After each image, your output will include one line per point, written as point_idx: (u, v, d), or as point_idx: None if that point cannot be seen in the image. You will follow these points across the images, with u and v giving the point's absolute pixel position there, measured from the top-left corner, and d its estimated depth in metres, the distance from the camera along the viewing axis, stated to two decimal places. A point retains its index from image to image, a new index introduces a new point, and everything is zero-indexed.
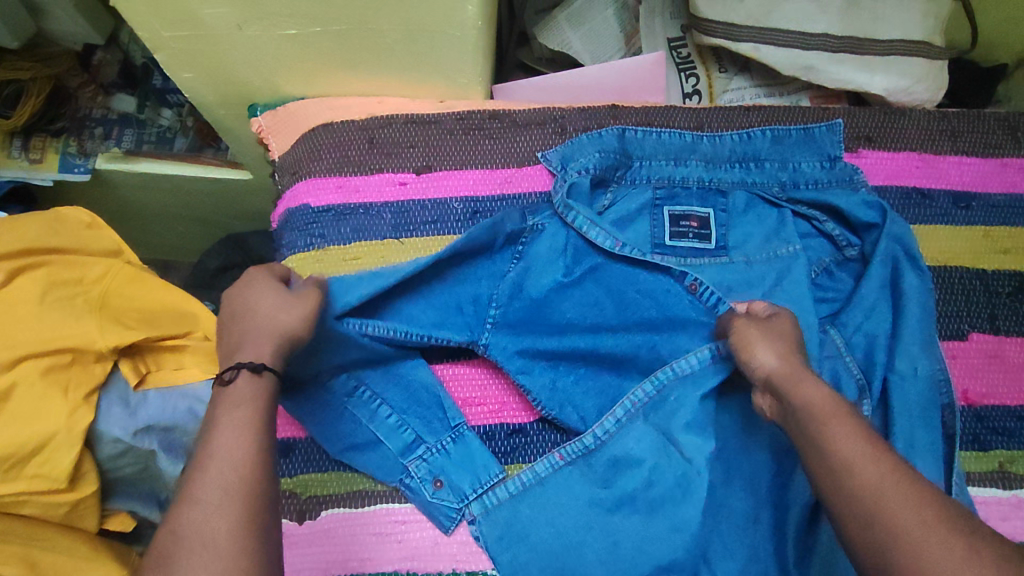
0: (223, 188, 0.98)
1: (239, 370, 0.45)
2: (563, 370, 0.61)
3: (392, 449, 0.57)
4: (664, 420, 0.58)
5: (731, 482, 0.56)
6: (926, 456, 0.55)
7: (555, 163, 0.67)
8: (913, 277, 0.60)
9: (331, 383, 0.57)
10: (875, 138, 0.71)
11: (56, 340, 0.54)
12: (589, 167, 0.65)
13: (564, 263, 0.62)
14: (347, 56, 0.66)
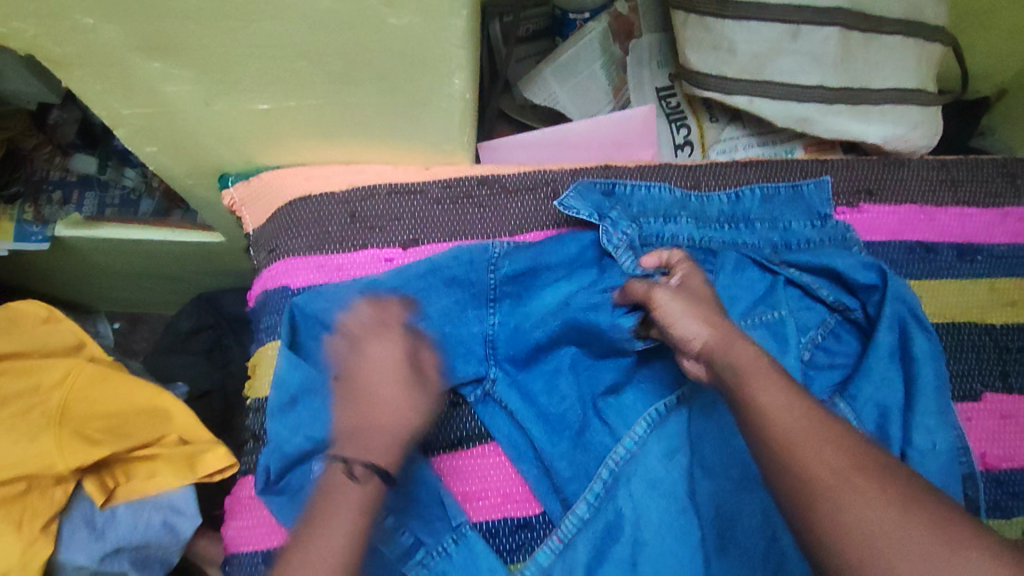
0: (197, 250, 0.93)
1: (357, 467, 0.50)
2: (554, 443, 0.58)
3: (389, 554, 0.53)
4: (665, 489, 0.57)
5: (728, 554, 0.55)
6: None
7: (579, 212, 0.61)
8: (922, 340, 0.59)
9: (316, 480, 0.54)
10: (875, 191, 0.69)
11: (9, 469, 0.51)
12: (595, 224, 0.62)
13: (547, 336, 0.61)
14: (325, 127, 0.62)
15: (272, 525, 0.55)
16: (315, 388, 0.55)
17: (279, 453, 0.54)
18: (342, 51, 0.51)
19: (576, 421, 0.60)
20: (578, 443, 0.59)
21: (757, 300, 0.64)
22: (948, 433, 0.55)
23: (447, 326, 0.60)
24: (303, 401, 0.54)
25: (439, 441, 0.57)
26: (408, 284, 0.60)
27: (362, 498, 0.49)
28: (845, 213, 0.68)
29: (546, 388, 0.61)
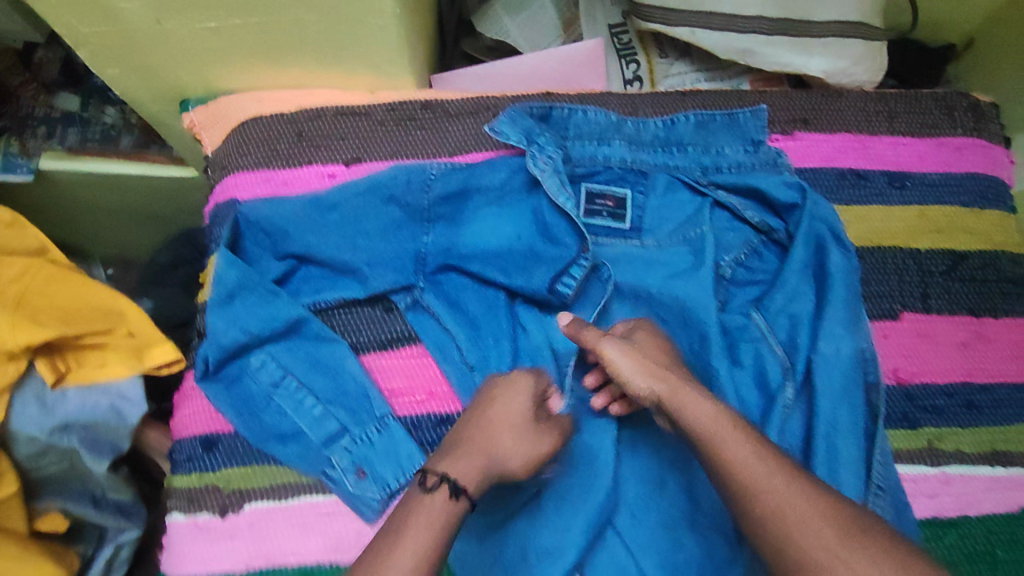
0: (171, 183, 0.99)
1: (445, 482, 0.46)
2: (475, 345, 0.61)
3: (315, 438, 0.57)
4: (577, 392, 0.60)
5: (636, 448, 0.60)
6: (847, 438, 0.55)
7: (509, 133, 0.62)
8: (838, 255, 0.60)
9: (252, 372, 0.59)
10: (811, 120, 0.70)
11: None
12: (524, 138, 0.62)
13: (475, 247, 0.62)
14: (271, 47, 0.65)
15: (209, 413, 0.59)
16: (251, 286, 0.58)
17: (216, 345, 0.58)
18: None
19: (502, 328, 0.62)
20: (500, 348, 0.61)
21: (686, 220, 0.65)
22: (851, 342, 0.57)
23: (379, 242, 0.62)
24: (239, 298, 0.58)
25: (371, 341, 0.61)
26: (346, 198, 0.62)
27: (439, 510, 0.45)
28: (779, 140, 0.69)
29: (473, 292, 0.63)
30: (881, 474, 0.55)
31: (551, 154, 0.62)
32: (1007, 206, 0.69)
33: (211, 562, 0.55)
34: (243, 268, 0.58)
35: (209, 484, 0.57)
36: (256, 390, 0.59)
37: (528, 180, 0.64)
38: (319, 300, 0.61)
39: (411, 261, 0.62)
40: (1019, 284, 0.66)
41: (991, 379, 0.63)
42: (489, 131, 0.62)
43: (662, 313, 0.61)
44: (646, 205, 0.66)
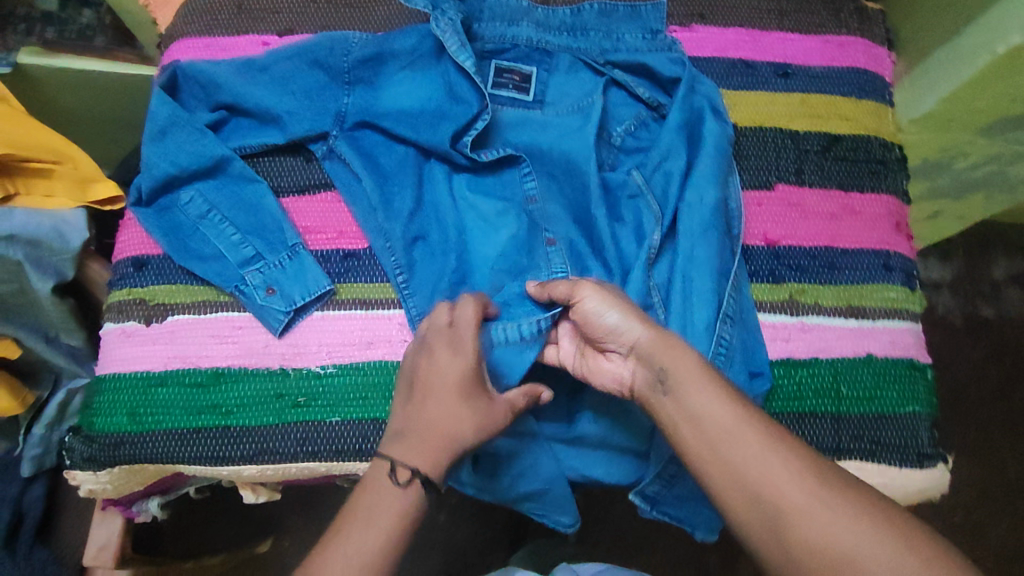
0: (140, 85, 1.02)
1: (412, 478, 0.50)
2: (380, 189, 0.67)
3: (232, 260, 0.64)
4: (469, 236, 0.67)
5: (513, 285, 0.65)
6: (704, 272, 0.61)
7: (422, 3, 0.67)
8: (712, 123, 0.67)
9: (183, 204, 0.66)
10: (707, 15, 0.76)
11: None
12: (438, 7, 0.68)
13: (390, 106, 0.69)
14: None
15: (142, 239, 0.66)
16: (180, 124, 0.65)
17: (149, 175, 0.65)
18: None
19: (410, 178, 0.68)
20: (402, 193, 0.67)
21: (587, 94, 0.71)
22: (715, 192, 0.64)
23: (303, 99, 0.68)
24: (170, 134, 0.65)
25: (290, 185, 0.68)
26: (275, 60, 0.68)
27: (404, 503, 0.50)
28: (677, 31, 0.75)
29: (386, 147, 0.69)
30: (732, 305, 0.61)
31: (453, 19, 0.68)
32: (885, 99, 0.75)
33: (134, 362, 0.63)
34: (173, 108, 0.65)
35: (137, 297, 0.64)
36: (185, 219, 0.66)
37: (436, 47, 0.70)
38: (244, 146, 0.68)
39: (330, 117, 0.68)
40: (888, 165, 0.72)
41: (854, 244, 0.68)
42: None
43: (552, 169, 0.68)
44: (548, 82, 0.72)
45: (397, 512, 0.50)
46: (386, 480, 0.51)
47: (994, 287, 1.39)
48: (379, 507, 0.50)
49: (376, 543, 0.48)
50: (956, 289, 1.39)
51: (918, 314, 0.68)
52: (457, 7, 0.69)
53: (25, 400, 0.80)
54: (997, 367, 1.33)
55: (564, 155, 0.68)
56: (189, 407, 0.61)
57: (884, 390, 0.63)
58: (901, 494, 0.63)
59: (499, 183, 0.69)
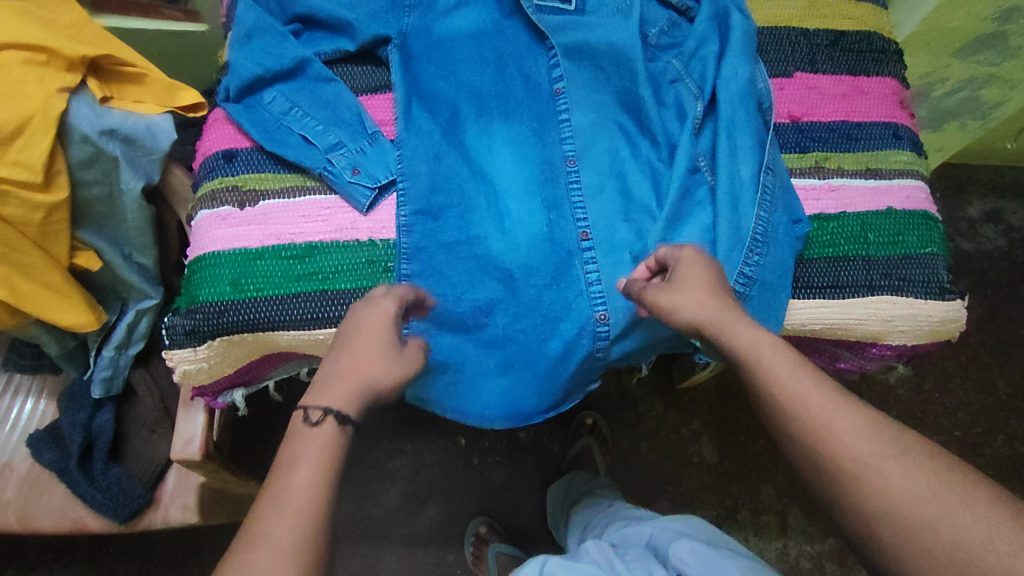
0: (179, 43, 1.08)
1: (326, 414, 0.50)
2: (425, 115, 0.72)
3: (317, 148, 0.70)
4: (484, 163, 0.72)
5: (523, 210, 0.69)
6: (745, 136, 0.70)
7: None
8: (738, 14, 0.76)
9: (268, 104, 0.72)
10: None
11: (26, 38, 0.64)
12: None
13: (455, 40, 0.77)
14: None
15: (230, 135, 0.72)
16: (265, 29, 0.72)
17: (238, 76, 0.71)
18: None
19: (450, 107, 0.73)
20: (438, 121, 0.72)
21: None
22: (749, 70, 0.72)
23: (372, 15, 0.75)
24: (255, 38, 0.72)
25: (363, 84, 0.75)
26: None
27: (326, 441, 0.49)
28: None
29: (437, 73, 0.75)
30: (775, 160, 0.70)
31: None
32: (880, 3, 0.85)
33: (232, 241, 0.67)
34: (258, 14, 0.72)
35: (230, 184, 0.69)
36: (270, 116, 0.72)
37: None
38: (320, 52, 0.74)
39: (394, 31, 0.75)
40: (888, 55, 0.82)
41: (866, 119, 0.77)
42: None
43: (600, 61, 0.75)
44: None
45: (321, 454, 0.48)
46: (300, 423, 0.50)
47: (971, 225, 1.52)
48: (303, 448, 0.48)
49: (307, 478, 0.47)
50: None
51: (926, 176, 0.77)
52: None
53: (99, 320, 0.79)
54: (980, 298, 1.44)
55: (609, 57, 0.75)
56: (288, 276, 0.66)
57: (905, 236, 0.71)
58: (927, 322, 0.69)
59: (542, 87, 0.75)
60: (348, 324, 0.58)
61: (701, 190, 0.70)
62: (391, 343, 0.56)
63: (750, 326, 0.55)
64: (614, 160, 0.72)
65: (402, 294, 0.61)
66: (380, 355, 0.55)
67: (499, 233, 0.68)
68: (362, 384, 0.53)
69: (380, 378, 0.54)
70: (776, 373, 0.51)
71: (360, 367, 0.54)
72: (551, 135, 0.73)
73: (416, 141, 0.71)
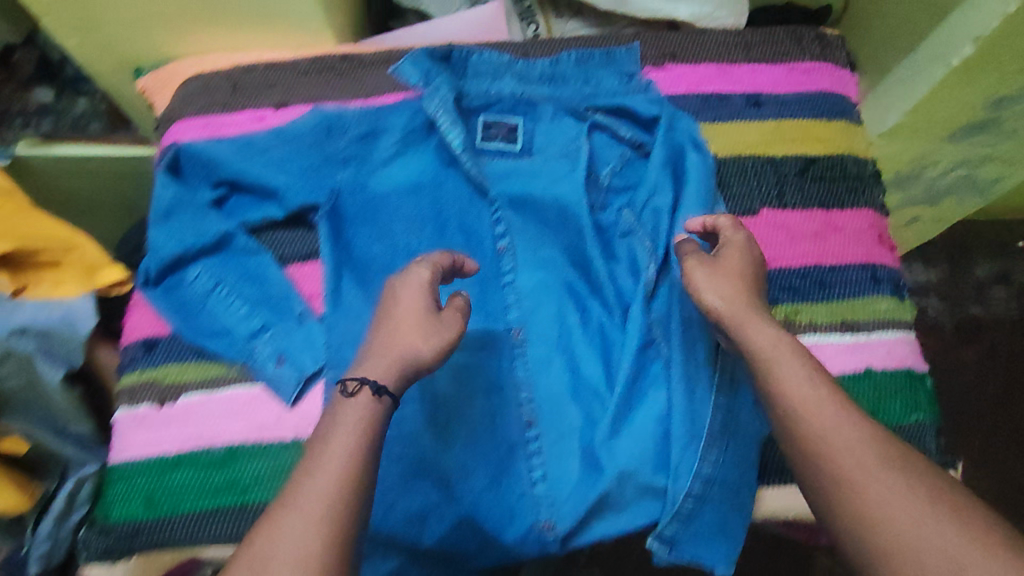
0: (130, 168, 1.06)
1: (362, 387, 0.49)
2: (361, 287, 0.69)
3: (241, 334, 0.67)
4: None
5: (466, 397, 0.65)
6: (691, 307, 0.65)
7: (414, 76, 0.71)
8: (694, 156, 0.70)
9: (191, 282, 0.68)
10: (678, 54, 0.80)
11: None
12: (427, 80, 0.71)
13: (395, 196, 0.72)
14: (208, 10, 0.75)
15: (152, 319, 0.68)
16: (186, 204, 0.69)
17: (158, 257, 0.67)
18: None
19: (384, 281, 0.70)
20: (371, 296, 0.68)
21: (573, 140, 0.75)
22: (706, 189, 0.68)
23: (302, 175, 0.70)
24: (175, 214, 0.68)
25: (294, 253, 0.71)
26: (273, 141, 0.71)
27: (360, 412, 0.48)
28: (651, 72, 0.79)
29: (371, 236, 0.71)
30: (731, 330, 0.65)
31: (444, 93, 0.71)
32: (855, 119, 0.79)
33: (150, 446, 0.64)
34: (177, 190, 0.69)
35: (149, 379, 0.66)
36: (193, 297, 0.68)
37: (427, 121, 0.73)
38: (246, 220, 0.70)
39: (325, 192, 0.70)
40: (863, 180, 0.75)
41: (840, 260, 0.71)
42: (392, 72, 0.71)
43: (545, 215, 0.72)
44: (529, 136, 0.76)
45: (360, 423, 0.47)
46: (339, 395, 0.49)
47: (980, 287, 1.43)
48: (337, 423, 0.47)
49: (343, 450, 0.46)
50: (942, 292, 1.43)
51: (909, 322, 0.70)
52: (445, 76, 0.72)
53: (33, 496, 0.75)
54: (997, 376, 1.35)
55: (556, 211, 0.72)
56: (206, 488, 0.62)
57: (886, 404, 0.65)
58: None
59: (484, 246, 0.72)
60: (386, 295, 0.55)
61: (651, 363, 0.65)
62: (429, 324, 0.53)
63: (764, 324, 0.55)
64: (559, 332, 0.68)
65: (437, 261, 0.56)
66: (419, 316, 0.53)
67: (441, 427, 0.63)
68: (400, 353, 0.51)
69: (416, 347, 0.52)
70: (790, 373, 0.51)
71: (396, 339, 0.52)
72: (496, 303, 0.69)
73: (344, 323, 0.66)
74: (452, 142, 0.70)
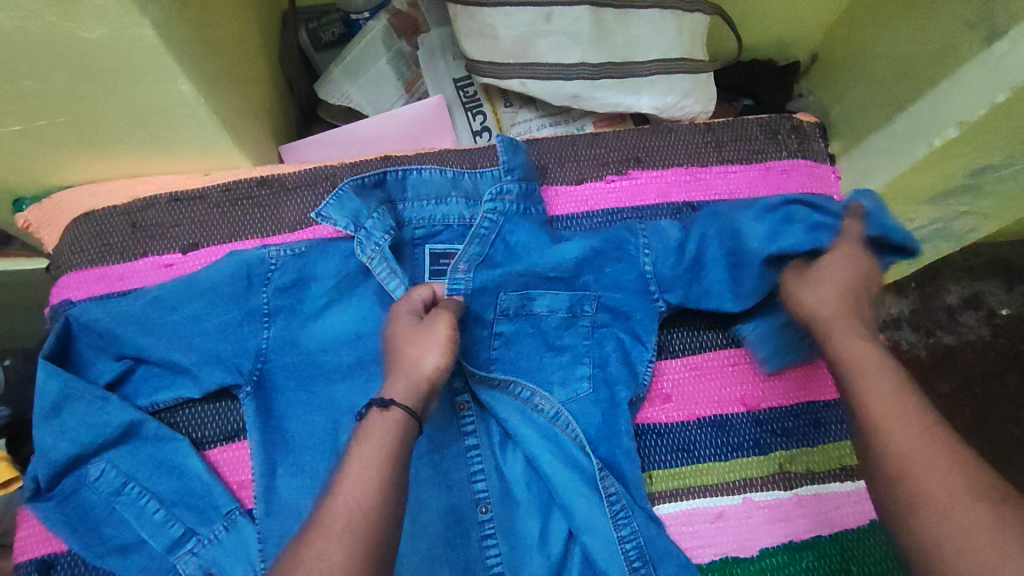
0: (16, 287, 0.84)
1: (370, 408, 0.51)
2: (303, 471, 0.59)
3: (158, 547, 0.57)
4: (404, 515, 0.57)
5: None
6: (583, 493, 0.58)
7: (345, 222, 0.62)
8: (668, 265, 0.63)
9: (93, 485, 0.57)
10: (643, 158, 0.72)
11: None
12: (359, 224, 0.62)
13: (332, 353, 0.63)
14: (92, 143, 0.63)
15: (46, 533, 0.58)
16: (78, 395, 0.57)
17: (45, 460, 0.56)
18: (57, 58, 0.51)
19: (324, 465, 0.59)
20: (309, 484, 0.58)
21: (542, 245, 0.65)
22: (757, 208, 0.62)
23: (218, 341, 0.59)
24: (67, 409, 0.56)
25: (214, 434, 0.61)
26: (184, 298, 0.59)
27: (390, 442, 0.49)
28: (614, 180, 0.71)
29: (305, 405, 0.61)
30: (635, 529, 0.57)
31: (379, 239, 0.62)
32: None
33: None
34: (67, 377, 0.56)
35: None
36: (96, 500, 0.57)
37: (362, 265, 0.64)
38: (156, 401, 0.60)
39: (249, 359, 0.60)
40: None
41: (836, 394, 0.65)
42: (316, 217, 0.61)
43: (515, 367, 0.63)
44: (497, 282, 0.62)
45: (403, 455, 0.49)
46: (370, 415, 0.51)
47: (951, 314, 1.20)
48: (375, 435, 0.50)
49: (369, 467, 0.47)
50: (914, 323, 1.19)
51: None
52: (381, 216, 0.63)
53: None
54: (996, 413, 1.13)
55: (540, 362, 0.63)
56: None
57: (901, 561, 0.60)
58: None
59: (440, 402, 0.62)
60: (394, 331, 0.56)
61: (557, 546, 0.58)
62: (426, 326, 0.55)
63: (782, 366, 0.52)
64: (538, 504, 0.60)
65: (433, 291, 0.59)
66: (418, 329, 0.55)
67: None
68: (414, 375, 0.53)
69: (428, 363, 0.53)
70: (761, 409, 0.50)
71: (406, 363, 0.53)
72: (462, 476, 0.59)
73: (280, 525, 0.57)
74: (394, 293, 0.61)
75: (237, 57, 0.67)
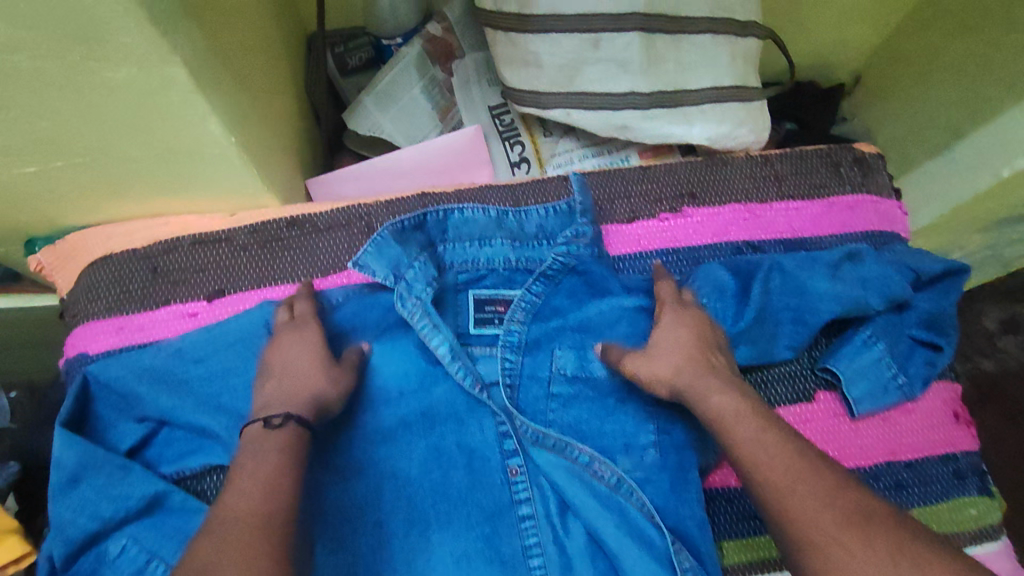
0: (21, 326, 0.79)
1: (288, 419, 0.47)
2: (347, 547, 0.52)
3: None
4: None
5: None
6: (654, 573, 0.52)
7: (383, 272, 0.57)
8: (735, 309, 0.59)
9: (114, 563, 0.52)
10: (698, 194, 0.67)
11: None
12: (400, 271, 0.58)
13: (379, 413, 0.57)
14: (110, 183, 0.58)
15: None
16: (97, 464, 0.52)
17: (61, 536, 0.51)
18: (75, 97, 0.46)
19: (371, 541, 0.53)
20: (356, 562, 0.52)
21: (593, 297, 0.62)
22: (824, 265, 0.60)
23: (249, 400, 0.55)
24: (86, 480, 0.51)
25: None
26: (212, 350, 0.56)
27: None
28: (668, 219, 0.66)
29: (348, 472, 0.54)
30: None
31: (420, 293, 0.58)
32: None
33: None
34: (85, 446, 0.52)
35: None
36: None
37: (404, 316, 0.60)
38: (182, 468, 0.55)
39: None
40: None
41: (917, 454, 0.60)
42: (353, 266, 0.57)
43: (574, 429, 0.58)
44: (546, 337, 0.61)
45: None
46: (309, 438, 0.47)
47: (990, 339, 1.12)
48: None
49: None
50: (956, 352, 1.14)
51: (999, 526, 0.60)
52: (423, 265, 0.59)
53: None
54: None
55: (601, 425, 0.58)
56: None
57: None
58: None
59: (489, 467, 0.57)
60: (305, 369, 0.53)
61: None
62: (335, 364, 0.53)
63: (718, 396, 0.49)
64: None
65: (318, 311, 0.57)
66: (319, 366, 0.52)
67: None
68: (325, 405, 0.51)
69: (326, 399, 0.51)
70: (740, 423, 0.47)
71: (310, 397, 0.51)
72: (515, 551, 0.55)
73: None
74: (436, 347, 0.57)
75: (265, 88, 0.62)
